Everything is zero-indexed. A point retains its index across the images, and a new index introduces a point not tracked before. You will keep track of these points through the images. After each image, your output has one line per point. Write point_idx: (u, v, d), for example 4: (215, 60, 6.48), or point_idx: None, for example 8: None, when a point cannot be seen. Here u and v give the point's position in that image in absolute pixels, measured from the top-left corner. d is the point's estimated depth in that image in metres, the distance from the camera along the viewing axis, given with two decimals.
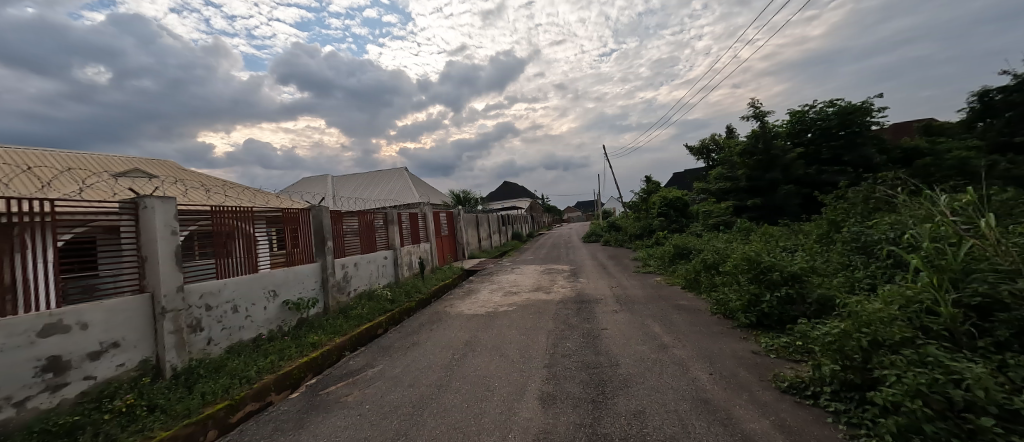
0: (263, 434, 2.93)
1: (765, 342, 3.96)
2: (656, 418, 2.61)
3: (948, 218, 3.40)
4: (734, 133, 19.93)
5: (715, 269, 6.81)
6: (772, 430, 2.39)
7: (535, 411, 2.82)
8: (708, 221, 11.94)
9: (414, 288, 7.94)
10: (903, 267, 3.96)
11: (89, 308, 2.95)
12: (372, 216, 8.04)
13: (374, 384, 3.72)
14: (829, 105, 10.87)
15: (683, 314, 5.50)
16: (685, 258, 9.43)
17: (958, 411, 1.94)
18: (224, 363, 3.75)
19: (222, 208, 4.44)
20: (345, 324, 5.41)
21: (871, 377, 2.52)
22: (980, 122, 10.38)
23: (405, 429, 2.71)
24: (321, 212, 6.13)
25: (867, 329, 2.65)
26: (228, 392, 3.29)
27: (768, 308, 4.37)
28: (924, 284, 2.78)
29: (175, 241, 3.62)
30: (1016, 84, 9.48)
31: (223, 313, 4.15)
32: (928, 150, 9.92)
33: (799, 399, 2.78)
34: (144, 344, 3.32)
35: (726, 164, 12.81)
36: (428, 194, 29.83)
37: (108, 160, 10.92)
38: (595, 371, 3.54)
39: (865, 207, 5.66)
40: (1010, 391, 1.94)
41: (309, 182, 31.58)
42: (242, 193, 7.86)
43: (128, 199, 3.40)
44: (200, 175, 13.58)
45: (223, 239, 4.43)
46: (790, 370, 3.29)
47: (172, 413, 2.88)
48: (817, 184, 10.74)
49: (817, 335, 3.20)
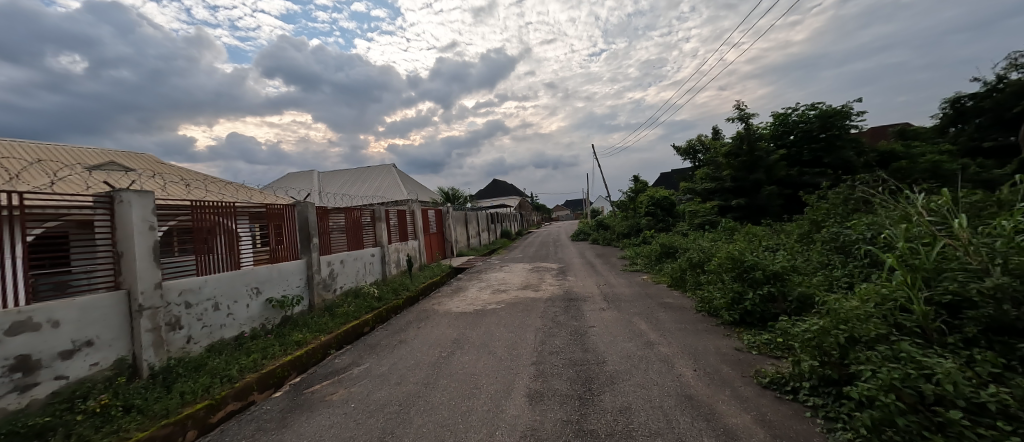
0: (244, 434, 2.87)
1: (747, 339, 4.04)
2: (642, 413, 2.65)
3: (924, 218, 3.52)
4: (720, 134, 20.33)
5: (699, 267, 6.93)
6: (753, 424, 2.45)
7: (522, 408, 2.83)
8: (694, 221, 12.03)
9: (402, 286, 7.88)
10: (879, 267, 4.10)
11: (61, 305, 2.85)
12: (359, 212, 7.94)
13: (360, 383, 3.67)
14: (811, 108, 11.16)
15: (669, 312, 5.60)
16: (671, 257, 9.54)
17: (929, 404, 2.03)
18: (204, 362, 3.65)
19: (203, 203, 4.33)
20: (330, 322, 5.33)
21: (847, 372, 2.61)
22: (952, 127, 11.11)
23: (391, 428, 2.69)
24: (306, 208, 6.03)
25: (844, 325, 2.73)
26: (208, 391, 3.21)
27: (751, 306, 4.47)
28: (899, 283, 2.87)
29: (153, 236, 3.51)
30: (986, 92, 10.07)
31: (203, 311, 4.05)
32: (903, 153, 10.35)
33: (779, 394, 2.85)
34: (120, 343, 3.22)
35: (712, 164, 12.90)
36: (416, 191, 29.53)
37: (82, 153, 10.52)
38: (582, 369, 3.57)
39: (845, 207, 5.83)
40: (977, 385, 2.02)
41: (295, 178, 30.92)
42: (224, 188, 7.65)
43: (103, 192, 3.27)
44: (180, 168, 13.17)
45: (205, 235, 4.32)
46: (771, 367, 3.36)
47: (150, 413, 2.80)
48: (799, 185, 10.99)
49: (797, 332, 3.28)
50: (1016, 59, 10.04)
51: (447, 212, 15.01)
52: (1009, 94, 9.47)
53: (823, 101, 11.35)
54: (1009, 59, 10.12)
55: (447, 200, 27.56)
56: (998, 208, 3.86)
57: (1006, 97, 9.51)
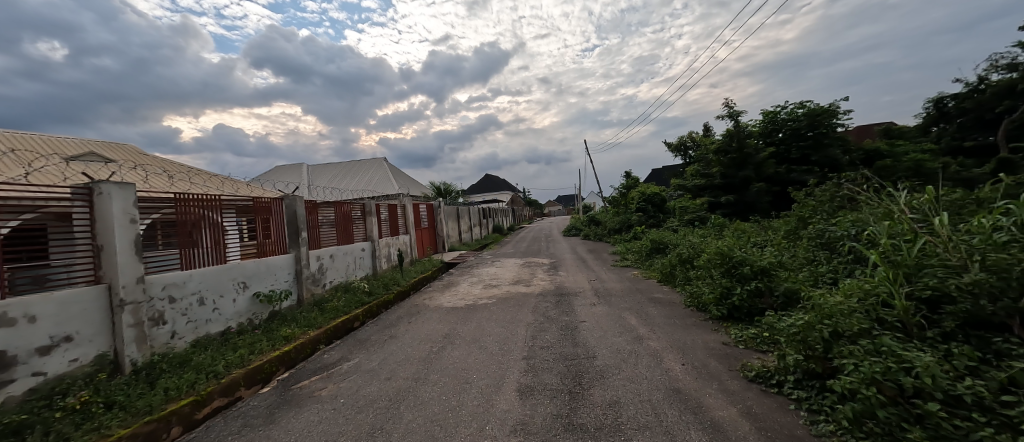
0: (230, 431, 2.82)
1: (734, 334, 4.11)
2: (631, 407, 2.67)
3: (907, 215, 3.58)
4: (710, 131, 20.57)
5: (689, 263, 6.98)
6: (739, 417, 2.49)
7: (512, 402, 2.84)
8: (684, 216, 12.11)
9: (393, 281, 7.84)
10: (862, 263, 4.19)
11: (39, 300, 2.77)
12: (349, 207, 7.85)
13: (350, 378, 3.65)
14: (800, 106, 11.31)
15: (660, 307, 5.66)
16: (661, 253, 9.62)
17: (908, 397, 2.10)
18: (189, 358, 3.59)
19: (187, 196, 4.22)
20: (320, 317, 5.28)
21: (831, 366, 2.66)
22: (935, 126, 11.40)
23: (382, 423, 2.68)
24: (294, 201, 5.91)
25: (828, 320, 2.78)
26: (194, 386, 3.16)
27: (739, 301, 4.54)
28: (881, 278, 2.93)
29: (135, 229, 3.42)
30: (967, 93, 10.36)
31: (188, 306, 3.97)
32: (888, 152, 10.59)
33: (765, 387, 2.90)
34: (101, 338, 3.15)
35: (702, 161, 13.00)
36: (408, 185, 29.36)
37: (59, 143, 10.21)
38: (573, 363, 3.59)
39: (832, 204, 5.95)
40: (954, 378, 2.08)
41: (283, 172, 30.39)
42: (210, 180, 7.47)
43: (81, 183, 3.17)
44: (163, 159, 12.88)
45: (189, 229, 4.22)
46: (757, 360, 3.43)
47: (133, 410, 2.75)
48: (787, 182, 11.16)
49: (783, 326, 3.31)
50: (997, 60, 10.29)
51: (438, 206, 14.92)
52: (991, 95, 9.69)
53: (812, 100, 11.51)
54: (990, 59, 10.35)
55: (438, 195, 27.38)
56: (977, 205, 3.96)
57: (988, 98, 9.73)
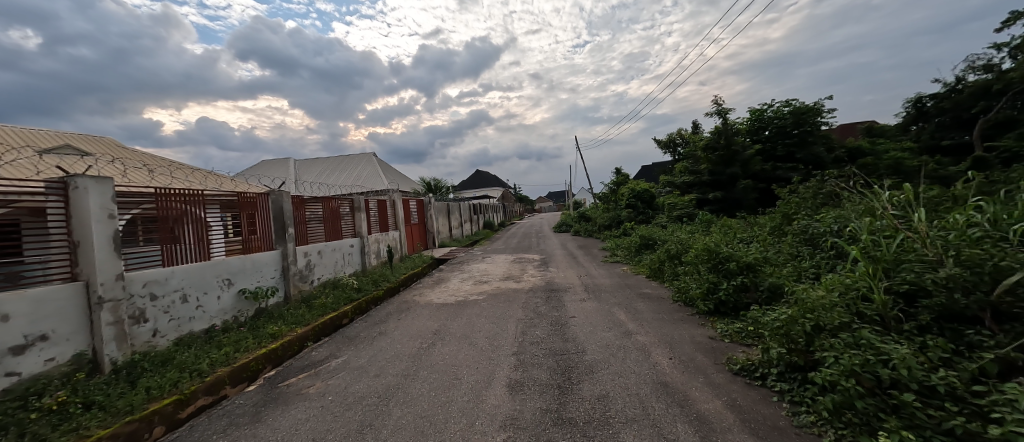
0: (215, 430, 2.78)
1: (720, 328, 4.18)
2: (619, 401, 2.71)
3: (887, 211, 3.68)
4: (699, 129, 20.86)
5: (677, 259, 7.08)
6: (724, 409, 2.54)
7: (502, 398, 2.85)
8: (672, 213, 11.95)
9: (382, 277, 7.79)
10: (844, 258, 4.31)
11: (12, 298, 2.68)
12: (338, 202, 7.75)
13: (338, 376, 3.61)
14: (786, 104, 11.53)
15: (648, 302, 5.75)
16: (650, 248, 9.74)
17: (885, 387, 2.17)
18: (172, 356, 3.52)
19: (168, 190, 4.11)
20: (307, 314, 5.22)
21: (812, 358, 2.73)
22: (915, 125, 11.72)
23: (370, 420, 2.66)
24: (280, 196, 5.80)
25: (810, 314, 2.85)
26: (177, 385, 3.10)
27: (725, 296, 4.63)
28: (861, 273, 3.01)
29: (114, 225, 3.32)
30: (945, 93, 10.66)
31: (171, 303, 3.88)
32: (870, 150, 10.89)
33: (749, 380, 2.96)
34: (79, 337, 3.06)
35: (691, 158, 13.15)
36: (398, 180, 29.08)
37: (32, 135, 9.83)
38: (562, 358, 3.62)
39: (815, 201, 6.10)
40: (929, 369, 2.15)
41: (269, 166, 29.79)
42: (193, 174, 7.28)
43: (56, 177, 3.07)
44: (143, 153, 12.52)
45: (170, 224, 4.12)
46: (742, 354, 3.51)
47: (112, 410, 2.68)
48: (772, 179, 11.37)
49: (767, 320, 3.38)
50: (974, 61, 10.60)
51: (429, 202, 14.84)
52: (967, 96, 9.99)
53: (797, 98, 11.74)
54: (968, 61, 10.66)
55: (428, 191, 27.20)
56: (953, 203, 4.09)
57: (965, 98, 10.03)
